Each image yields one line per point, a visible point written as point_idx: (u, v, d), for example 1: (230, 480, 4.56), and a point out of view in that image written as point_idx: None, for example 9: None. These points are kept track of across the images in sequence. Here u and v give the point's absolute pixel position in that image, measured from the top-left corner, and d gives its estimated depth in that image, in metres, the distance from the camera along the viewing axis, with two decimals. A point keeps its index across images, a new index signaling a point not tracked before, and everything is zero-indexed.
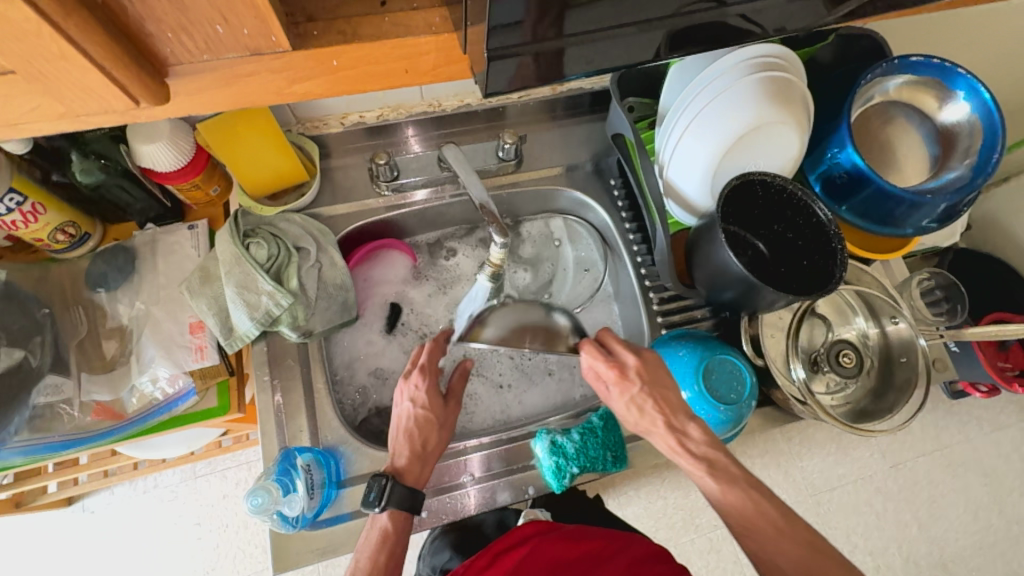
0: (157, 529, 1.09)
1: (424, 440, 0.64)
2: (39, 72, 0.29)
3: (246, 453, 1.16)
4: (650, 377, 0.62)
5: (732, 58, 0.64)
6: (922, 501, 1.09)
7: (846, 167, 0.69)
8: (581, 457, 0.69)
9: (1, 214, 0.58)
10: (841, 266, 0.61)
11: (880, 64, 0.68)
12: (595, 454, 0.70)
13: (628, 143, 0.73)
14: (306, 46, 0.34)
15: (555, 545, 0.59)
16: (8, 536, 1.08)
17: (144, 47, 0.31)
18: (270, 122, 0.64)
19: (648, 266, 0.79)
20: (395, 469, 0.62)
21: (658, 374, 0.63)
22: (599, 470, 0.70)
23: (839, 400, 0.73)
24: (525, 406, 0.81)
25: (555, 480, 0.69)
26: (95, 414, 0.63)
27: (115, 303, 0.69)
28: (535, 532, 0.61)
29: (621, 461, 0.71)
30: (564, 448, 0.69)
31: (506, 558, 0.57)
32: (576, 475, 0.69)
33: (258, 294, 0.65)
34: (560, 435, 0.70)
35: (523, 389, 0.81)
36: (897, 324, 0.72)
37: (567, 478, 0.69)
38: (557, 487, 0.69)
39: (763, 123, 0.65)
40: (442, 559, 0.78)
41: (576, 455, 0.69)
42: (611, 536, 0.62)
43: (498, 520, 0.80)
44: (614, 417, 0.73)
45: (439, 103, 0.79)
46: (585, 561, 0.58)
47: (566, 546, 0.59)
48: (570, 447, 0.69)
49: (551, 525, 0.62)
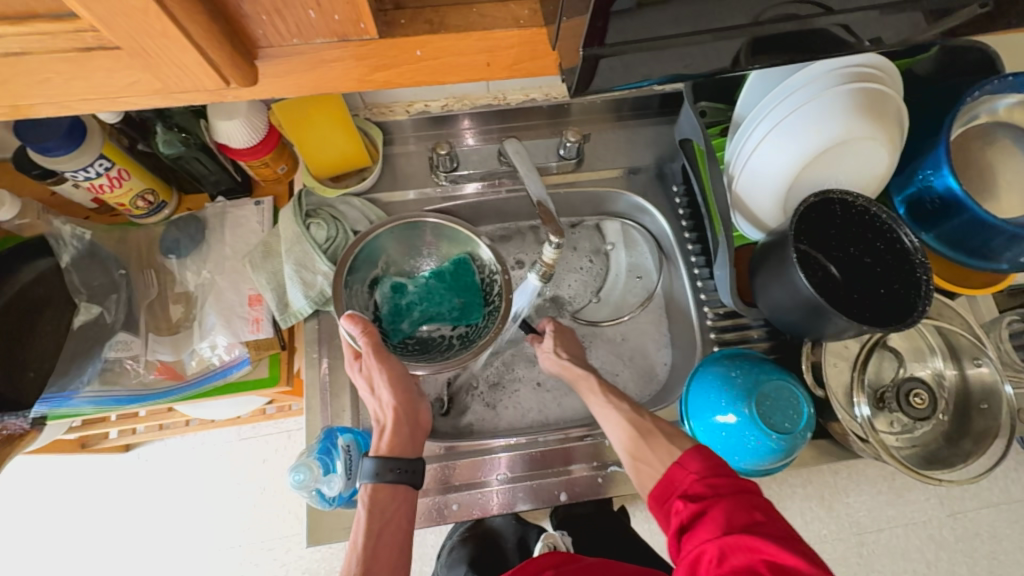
0: (201, 485, 1.15)
1: (408, 420, 0.62)
2: (140, 48, 0.30)
3: (288, 422, 1.20)
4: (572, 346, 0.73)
5: (823, 65, 0.60)
6: (981, 556, 1.01)
7: (939, 191, 0.64)
8: (449, 301, 0.73)
9: (92, 177, 0.62)
10: (925, 298, 0.56)
11: (991, 80, 0.62)
12: (400, 340, 0.72)
13: (697, 150, 0.69)
14: (392, 34, 0.35)
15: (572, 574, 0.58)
16: (70, 475, 1.16)
17: (238, 28, 0.32)
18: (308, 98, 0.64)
19: (705, 279, 0.75)
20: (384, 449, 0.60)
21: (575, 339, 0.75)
22: (447, 319, 0.73)
23: (904, 442, 0.68)
24: (559, 411, 0.78)
25: (394, 324, 0.72)
26: (158, 371, 0.67)
27: (184, 270, 0.72)
28: (551, 565, 0.60)
29: (469, 310, 0.73)
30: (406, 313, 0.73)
31: None
32: (417, 321, 0.73)
33: (314, 274, 0.68)
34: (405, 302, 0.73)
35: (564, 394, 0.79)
36: (979, 367, 0.66)
37: (405, 324, 0.72)
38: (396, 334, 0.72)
39: (849, 137, 0.61)
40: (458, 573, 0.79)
41: (413, 309, 0.73)
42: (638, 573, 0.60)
43: (518, 539, 0.83)
44: (468, 271, 0.73)
45: (505, 96, 0.78)
46: None
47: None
48: (412, 292, 0.73)
49: (572, 559, 0.61)
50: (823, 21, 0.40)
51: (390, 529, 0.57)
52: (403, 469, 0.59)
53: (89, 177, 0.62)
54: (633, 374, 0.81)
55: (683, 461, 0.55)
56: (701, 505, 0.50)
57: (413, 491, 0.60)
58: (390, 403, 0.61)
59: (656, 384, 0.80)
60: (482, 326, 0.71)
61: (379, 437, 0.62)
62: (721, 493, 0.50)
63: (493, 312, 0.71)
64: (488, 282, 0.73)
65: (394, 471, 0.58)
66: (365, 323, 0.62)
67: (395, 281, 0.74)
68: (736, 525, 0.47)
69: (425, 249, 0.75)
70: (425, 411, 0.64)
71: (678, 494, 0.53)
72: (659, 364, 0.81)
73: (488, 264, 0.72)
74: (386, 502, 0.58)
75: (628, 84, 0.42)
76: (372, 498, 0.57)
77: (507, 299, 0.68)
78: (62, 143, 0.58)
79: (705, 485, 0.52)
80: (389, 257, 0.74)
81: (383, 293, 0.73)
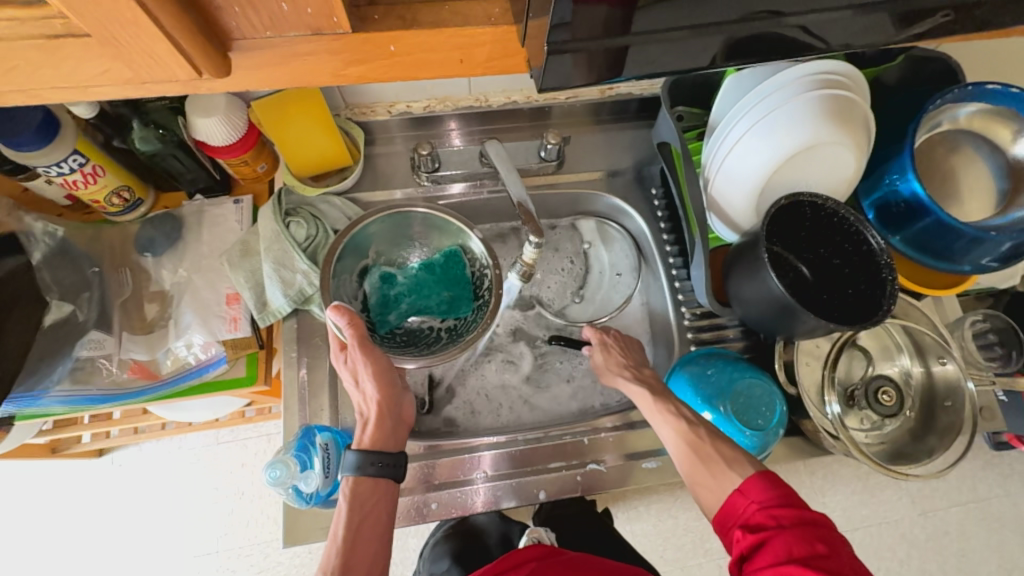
0: (177, 490, 1.13)
1: (393, 414, 0.62)
2: (111, 36, 0.30)
3: (268, 425, 1.19)
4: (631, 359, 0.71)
5: (793, 72, 0.62)
6: (951, 553, 1.04)
7: (905, 196, 0.66)
8: (439, 293, 0.73)
9: (65, 173, 0.61)
10: (890, 298, 0.58)
11: (952, 90, 0.64)
12: (387, 331, 0.71)
13: (674, 154, 0.71)
14: (366, 29, 0.35)
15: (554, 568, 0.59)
16: (40, 481, 1.13)
17: (211, 19, 0.32)
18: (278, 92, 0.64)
19: (682, 280, 0.77)
20: (365, 441, 0.61)
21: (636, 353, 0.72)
22: (435, 312, 0.73)
23: (874, 438, 0.70)
24: (535, 413, 0.78)
25: (381, 314, 0.72)
26: (131, 371, 0.66)
27: (160, 268, 0.71)
28: (534, 557, 0.60)
29: (457, 303, 0.73)
30: (393, 303, 0.73)
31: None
32: (404, 312, 0.73)
33: (293, 272, 0.67)
34: (393, 292, 0.73)
35: (533, 392, 0.80)
36: (944, 365, 0.68)
37: (392, 315, 0.72)
38: (382, 325, 0.72)
39: (818, 141, 0.62)
40: (442, 567, 0.79)
41: (401, 301, 0.73)
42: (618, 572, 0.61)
43: (501, 535, 0.83)
44: (460, 261, 0.74)
45: (486, 98, 0.79)
46: None
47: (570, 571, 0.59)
48: (401, 282, 0.74)
49: (556, 552, 0.62)
50: (777, 23, 0.41)
51: (369, 523, 0.57)
52: (384, 463, 0.59)
53: (62, 173, 0.61)
54: None
55: (745, 489, 0.52)
56: (761, 537, 0.47)
57: (394, 486, 0.60)
58: (375, 398, 0.61)
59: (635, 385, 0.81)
60: (471, 320, 0.70)
61: (362, 430, 0.62)
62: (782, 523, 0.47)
63: (482, 307, 0.71)
64: (479, 276, 0.72)
65: (375, 464, 0.59)
66: (353, 317, 0.61)
67: (385, 271, 0.74)
68: (796, 561, 0.44)
69: (416, 241, 0.75)
70: (407, 404, 0.65)
71: (739, 523, 0.51)
72: None
73: (479, 258, 0.72)
74: (365, 495, 0.59)
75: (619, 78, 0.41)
76: (352, 489, 0.58)
77: (495, 294, 0.68)
78: (34, 138, 0.56)
79: (766, 513, 0.49)
80: (380, 247, 0.74)
81: (372, 284, 0.73)
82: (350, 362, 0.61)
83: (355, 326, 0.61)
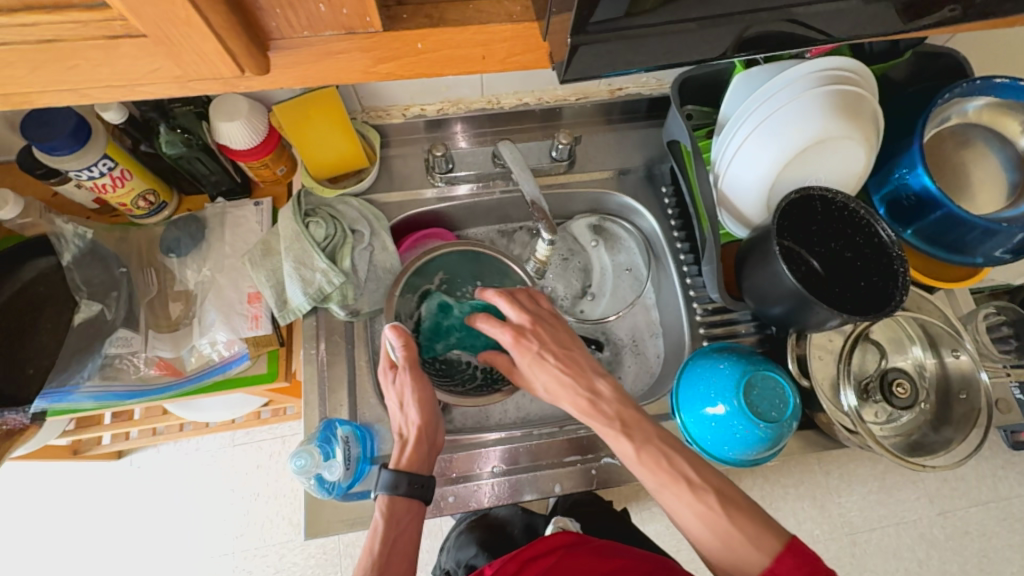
0: (195, 491, 1.15)
1: (428, 439, 0.63)
2: (165, 36, 0.32)
3: (283, 427, 1.20)
4: (548, 344, 0.64)
5: (801, 68, 0.63)
6: (971, 553, 1.03)
7: (915, 189, 0.67)
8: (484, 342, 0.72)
9: (95, 177, 0.63)
10: (901, 290, 0.58)
11: (961, 84, 0.65)
12: (430, 358, 0.71)
13: (684, 151, 0.72)
14: (395, 27, 0.37)
15: (580, 559, 0.60)
16: (61, 483, 1.15)
17: (253, 20, 0.34)
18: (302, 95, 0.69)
19: (693, 276, 0.78)
20: (403, 463, 0.62)
21: (550, 336, 0.65)
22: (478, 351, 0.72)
23: (889, 431, 0.70)
24: (539, 406, 0.79)
25: (429, 339, 0.72)
26: (157, 368, 0.68)
27: (184, 268, 0.73)
28: (563, 544, 0.62)
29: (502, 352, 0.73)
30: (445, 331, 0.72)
31: (533, 565, 0.58)
32: (452, 343, 0.72)
33: (313, 270, 0.68)
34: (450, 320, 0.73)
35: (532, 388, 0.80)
36: (958, 357, 0.68)
37: (440, 343, 0.72)
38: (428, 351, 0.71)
39: (827, 136, 0.63)
40: (467, 553, 0.81)
41: (451, 332, 0.72)
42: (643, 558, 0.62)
43: (526, 525, 0.85)
44: None
45: (498, 101, 0.80)
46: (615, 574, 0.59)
47: (596, 561, 0.60)
48: (457, 314, 0.73)
49: (582, 539, 0.63)
50: (796, 13, 0.42)
51: (403, 541, 0.58)
52: (419, 484, 0.61)
53: (92, 177, 0.63)
54: (631, 368, 0.82)
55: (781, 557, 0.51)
56: None
57: (424, 505, 0.62)
58: (416, 422, 0.62)
59: (652, 377, 0.82)
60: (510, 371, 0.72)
61: (399, 450, 0.63)
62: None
63: None
64: None
65: (410, 485, 0.60)
66: (409, 339, 0.63)
67: (443, 299, 0.74)
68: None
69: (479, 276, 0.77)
70: (442, 431, 0.66)
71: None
72: (654, 358, 0.83)
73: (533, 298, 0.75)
74: (401, 512, 0.60)
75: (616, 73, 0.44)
76: (388, 507, 0.59)
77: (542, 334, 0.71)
78: (67, 142, 0.59)
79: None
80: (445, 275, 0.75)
81: (428, 308, 0.73)
82: (397, 386, 0.63)
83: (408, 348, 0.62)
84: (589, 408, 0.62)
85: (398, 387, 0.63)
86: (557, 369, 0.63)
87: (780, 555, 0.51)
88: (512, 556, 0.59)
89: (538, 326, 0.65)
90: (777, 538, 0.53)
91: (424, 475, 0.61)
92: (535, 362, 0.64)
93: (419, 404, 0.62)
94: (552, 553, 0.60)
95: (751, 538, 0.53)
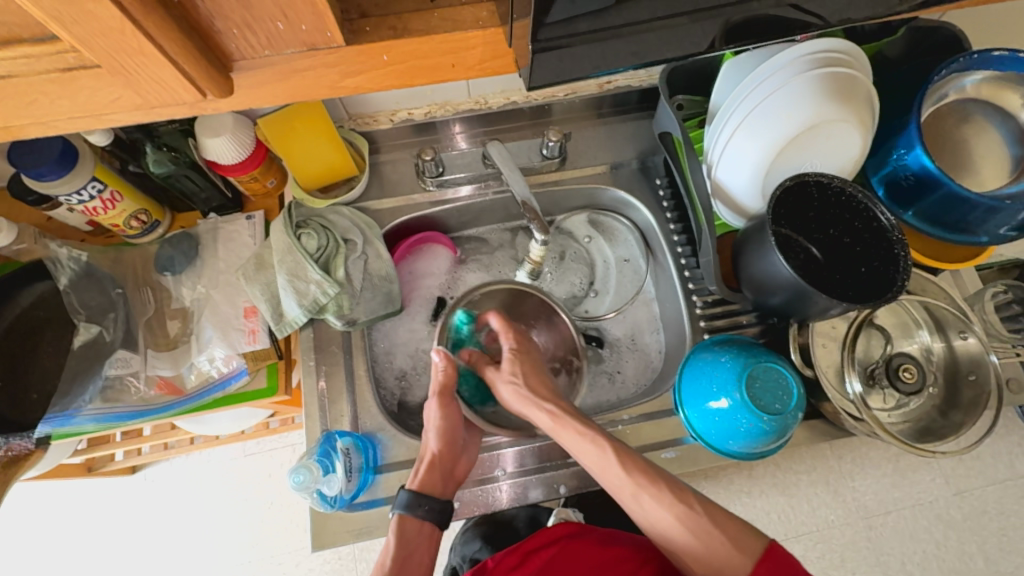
0: (209, 502, 1.16)
1: (446, 469, 0.63)
2: (121, 66, 0.32)
3: (291, 435, 1.21)
4: (529, 362, 0.69)
5: (790, 53, 0.61)
6: (989, 533, 1.01)
7: (913, 169, 0.65)
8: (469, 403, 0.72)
9: (84, 201, 0.63)
10: (903, 274, 0.57)
11: (957, 59, 0.63)
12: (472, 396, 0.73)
13: (676, 142, 0.71)
14: (358, 41, 0.36)
15: (585, 547, 0.60)
16: (77, 499, 1.17)
17: (211, 42, 0.34)
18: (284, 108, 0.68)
19: (692, 269, 0.77)
20: (417, 485, 0.61)
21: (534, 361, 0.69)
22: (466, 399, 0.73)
23: (898, 417, 0.69)
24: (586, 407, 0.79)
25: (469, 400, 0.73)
26: (158, 387, 0.68)
27: (179, 286, 0.73)
28: (565, 534, 0.61)
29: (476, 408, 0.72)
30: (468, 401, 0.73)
31: (536, 557, 0.59)
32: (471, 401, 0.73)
33: (307, 282, 0.68)
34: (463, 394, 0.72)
35: None
36: (966, 340, 0.67)
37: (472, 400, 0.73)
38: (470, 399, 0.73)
39: (820, 121, 0.62)
40: (473, 547, 0.82)
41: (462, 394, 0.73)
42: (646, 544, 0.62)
43: (529, 515, 0.85)
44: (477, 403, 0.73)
45: (486, 101, 0.79)
46: (619, 564, 0.59)
47: (600, 549, 0.60)
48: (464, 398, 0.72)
49: (586, 528, 0.63)
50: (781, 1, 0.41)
51: (413, 564, 0.58)
52: (431, 507, 0.61)
53: (83, 201, 0.63)
54: (634, 364, 0.82)
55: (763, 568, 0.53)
56: None
57: (439, 531, 0.62)
58: (435, 448, 0.63)
59: (654, 372, 0.81)
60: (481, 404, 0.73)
61: (414, 472, 0.63)
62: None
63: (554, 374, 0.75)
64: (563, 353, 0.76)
65: (424, 508, 0.60)
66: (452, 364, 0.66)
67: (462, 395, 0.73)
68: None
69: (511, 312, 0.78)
70: (463, 462, 0.65)
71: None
72: (657, 353, 0.82)
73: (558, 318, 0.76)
74: (412, 534, 0.60)
75: (605, 71, 0.42)
76: (400, 528, 0.59)
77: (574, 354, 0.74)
78: (54, 168, 0.59)
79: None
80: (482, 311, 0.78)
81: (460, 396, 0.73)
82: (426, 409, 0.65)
83: (447, 374, 0.65)
84: (578, 427, 0.62)
85: (432, 411, 0.65)
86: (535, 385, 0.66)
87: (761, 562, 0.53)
88: (512, 548, 0.60)
89: (526, 345, 0.71)
90: (758, 540, 0.55)
91: (436, 498, 0.61)
92: (511, 382, 0.67)
93: (444, 430, 0.64)
94: (554, 543, 0.60)
95: (733, 536, 0.55)
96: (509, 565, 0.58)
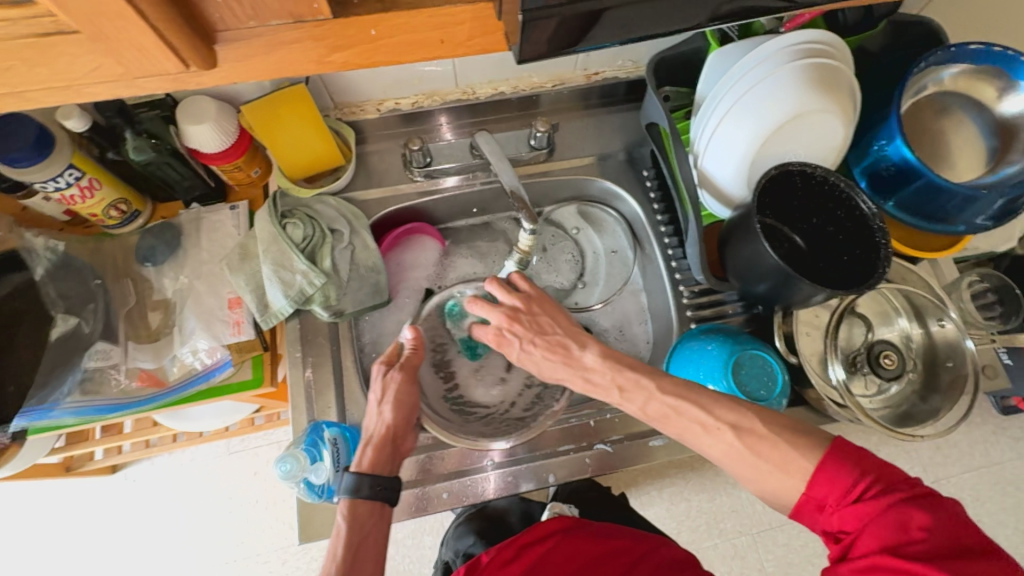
0: (192, 501, 1.14)
1: (392, 442, 0.62)
2: (101, 32, 0.31)
3: (277, 433, 1.19)
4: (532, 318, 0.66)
5: (774, 44, 0.62)
6: None
7: (894, 160, 0.66)
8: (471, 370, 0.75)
9: (61, 188, 0.62)
10: (884, 261, 0.58)
11: (935, 51, 0.64)
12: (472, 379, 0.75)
13: (663, 133, 0.71)
14: (346, 14, 0.36)
15: (580, 542, 0.60)
16: (55, 501, 1.14)
17: (195, 10, 0.33)
18: (269, 95, 0.68)
19: (679, 259, 0.77)
20: (362, 460, 0.60)
21: (543, 318, 0.66)
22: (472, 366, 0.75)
23: (879, 402, 0.70)
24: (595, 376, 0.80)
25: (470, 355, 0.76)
26: (140, 380, 0.66)
27: (161, 276, 0.72)
28: (559, 529, 0.62)
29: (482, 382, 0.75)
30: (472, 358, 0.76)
31: (532, 551, 0.58)
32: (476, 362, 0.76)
33: (293, 272, 0.67)
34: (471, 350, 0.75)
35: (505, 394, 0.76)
36: (943, 326, 0.69)
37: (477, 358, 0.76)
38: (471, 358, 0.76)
39: (804, 111, 0.63)
40: (466, 542, 0.81)
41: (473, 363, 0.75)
42: (640, 536, 0.63)
43: (522, 512, 0.85)
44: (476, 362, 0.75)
45: (473, 91, 0.79)
46: (614, 560, 0.59)
47: (595, 543, 0.61)
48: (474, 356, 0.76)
49: (581, 522, 0.64)
50: None
51: (368, 544, 0.57)
52: (395, 488, 0.60)
53: (59, 188, 0.62)
54: (623, 353, 0.82)
55: (824, 479, 0.46)
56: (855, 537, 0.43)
57: (389, 508, 0.60)
58: (388, 421, 0.62)
59: (643, 362, 0.82)
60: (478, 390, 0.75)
61: (361, 450, 0.62)
62: (880, 498, 0.43)
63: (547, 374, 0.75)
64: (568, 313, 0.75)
65: (372, 487, 0.59)
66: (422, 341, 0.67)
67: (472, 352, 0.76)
68: (890, 551, 0.41)
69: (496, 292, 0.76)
70: (410, 439, 0.65)
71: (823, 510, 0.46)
72: (645, 343, 0.83)
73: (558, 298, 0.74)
74: (364, 515, 0.58)
75: (589, 46, 0.44)
76: (351, 511, 0.57)
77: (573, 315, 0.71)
78: (28, 154, 0.57)
79: (849, 513, 0.44)
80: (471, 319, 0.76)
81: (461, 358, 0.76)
82: (383, 381, 0.64)
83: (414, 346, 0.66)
84: (586, 384, 0.62)
85: (385, 385, 0.64)
86: (544, 347, 0.64)
87: (814, 480, 0.47)
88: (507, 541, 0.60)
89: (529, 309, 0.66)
90: (807, 458, 0.48)
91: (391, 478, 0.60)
92: (520, 351, 0.65)
93: (395, 406, 0.63)
94: (549, 538, 0.60)
95: (778, 466, 0.49)
96: (505, 558, 0.57)
